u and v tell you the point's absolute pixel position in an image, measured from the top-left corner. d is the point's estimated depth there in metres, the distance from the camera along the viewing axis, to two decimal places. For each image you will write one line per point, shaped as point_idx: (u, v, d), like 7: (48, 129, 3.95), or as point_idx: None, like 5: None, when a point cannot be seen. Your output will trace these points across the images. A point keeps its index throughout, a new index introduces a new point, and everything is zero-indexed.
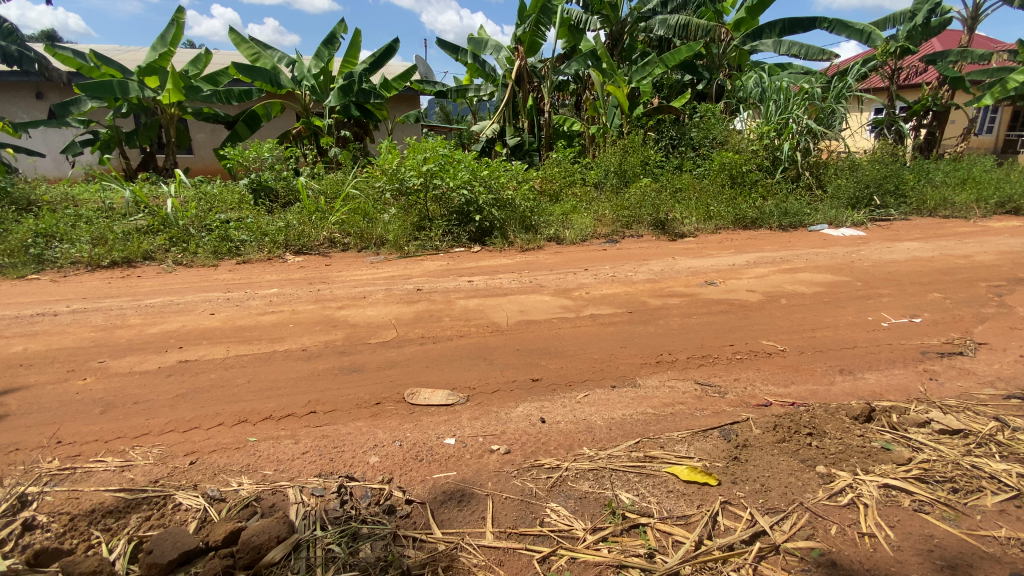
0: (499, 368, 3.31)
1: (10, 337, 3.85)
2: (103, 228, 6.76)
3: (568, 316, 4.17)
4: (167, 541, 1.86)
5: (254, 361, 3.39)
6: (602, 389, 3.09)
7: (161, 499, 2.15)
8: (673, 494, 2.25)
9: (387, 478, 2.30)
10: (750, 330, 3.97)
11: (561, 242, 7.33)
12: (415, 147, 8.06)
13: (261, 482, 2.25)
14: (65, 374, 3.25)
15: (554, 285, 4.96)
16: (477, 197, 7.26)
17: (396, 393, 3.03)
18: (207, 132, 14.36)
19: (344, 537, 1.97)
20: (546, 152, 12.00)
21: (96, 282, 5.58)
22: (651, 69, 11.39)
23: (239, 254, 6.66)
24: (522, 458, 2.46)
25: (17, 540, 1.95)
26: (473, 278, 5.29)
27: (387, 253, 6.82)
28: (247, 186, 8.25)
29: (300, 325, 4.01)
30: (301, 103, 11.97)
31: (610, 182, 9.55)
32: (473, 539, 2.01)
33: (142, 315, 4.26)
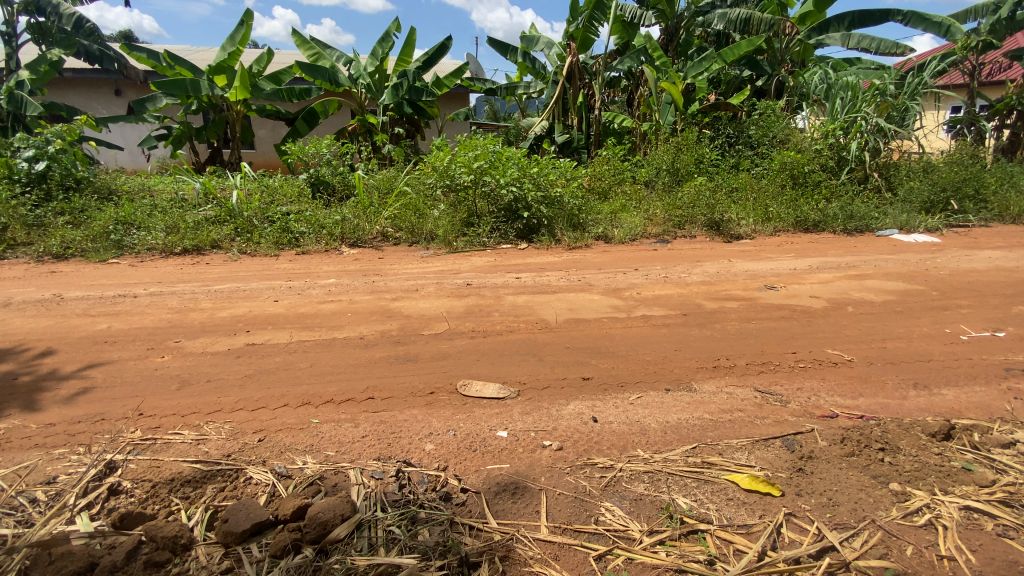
0: (550, 365, 3.31)
1: (96, 316, 4.18)
2: (176, 218, 7.21)
3: (620, 316, 4.11)
4: (241, 511, 1.97)
5: (315, 347, 3.54)
6: (656, 391, 3.03)
7: (234, 472, 2.28)
8: (733, 502, 2.18)
9: (443, 466, 2.35)
10: (813, 337, 3.79)
11: (610, 241, 7.24)
12: (466, 144, 8.15)
13: (325, 462, 2.35)
14: (145, 351, 3.50)
15: (604, 284, 4.90)
16: (526, 194, 7.25)
17: (449, 384, 3.08)
18: (269, 129, 15.07)
19: (404, 520, 2.03)
20: (595, 150, 11.85)
21: (170, 267, 5.97)
22: (708, 64, 11.03)
23: (298, 245, 6.96)
24: (575, 455, 2.45)
25: (104, 503, 2.11)
26: (521, 275, 5.30)
27: (437, 248, 6.95)
28: (306, 180, 8.59)
29: (358, 314, 4.15)
30: (357, 101, 12.35)
31: (661, 180, 9.31)
32: (528, 532, 2.02)
33: (212, 299, 4.53)
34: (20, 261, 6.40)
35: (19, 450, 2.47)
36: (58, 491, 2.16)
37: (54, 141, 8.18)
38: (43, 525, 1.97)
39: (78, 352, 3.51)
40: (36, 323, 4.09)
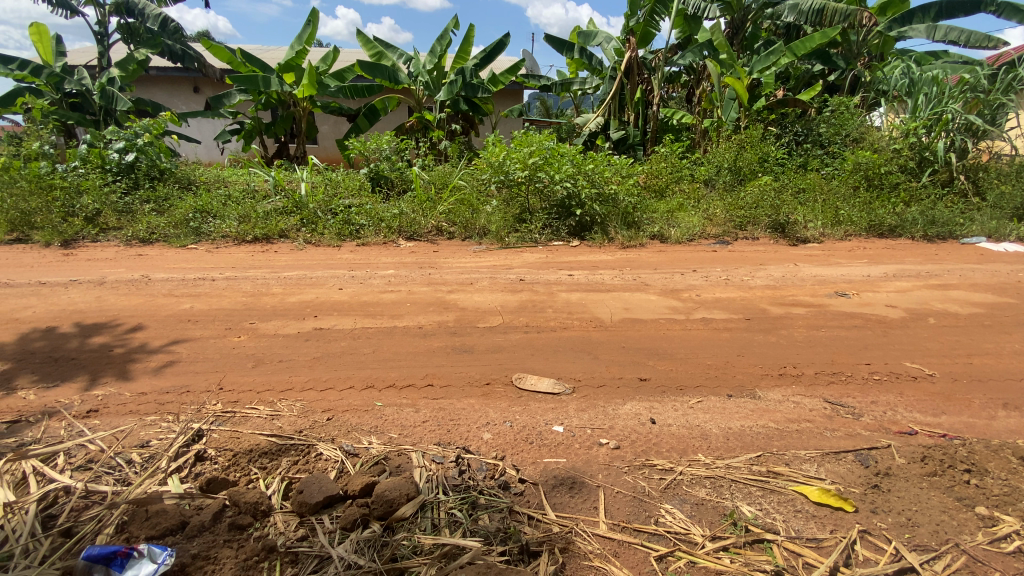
0: (605, 364, 3.27)
1: (180, 296, 4.52)
2: (248, 208, 7.65)
3: (678, 317, 4.01)
4: (314, 484, 2.09)
5: (377, 333, 3.69)
6: (717, 397, 2.95)
7: (306, 447, 2.41)
8: (801, 514, 2.10)
9: (501, 455, 2.39)
10: (889, 349, 3.56)
11: (666, 240, 7.08)
12: (521, 140, 8.15)
13: (388, 444, 2.45)
14: (224, 330, 3.76)
15: (660, 284, 4.80)
16: (580, 190, 7.18)
17: (506, 376, 3.13)
18: (331, 124, 15.74)
19: (465, 504, 2.08)
20: (652, 147, 11.58)
21: (243, 254, 6.36)
22: (777, 58, 10.51)
23: (358, 237, 7.22)
24: (633, 456, 2.42)
25: (192, 467, 2.29)
26: (574, 272, 5.27)
27: (489, 243, 7.03)
28: (366, 175, 8.89)
29: (416, 304, 4.28)
30: (415, 98, 12.65)
31: (722, 179, 8.99)
32: (587, 527, 2.02)
33: (282, 285, 4.79)
34: (111, 243, 7.01)
35: (116, 415, 2.72)
36: (151, 454, 2.36)
37: (142, 134, 8.87)
38: (139, 484, 2.16)
39: (165, 328, 3.82)
40: (127, 300, 4.46)
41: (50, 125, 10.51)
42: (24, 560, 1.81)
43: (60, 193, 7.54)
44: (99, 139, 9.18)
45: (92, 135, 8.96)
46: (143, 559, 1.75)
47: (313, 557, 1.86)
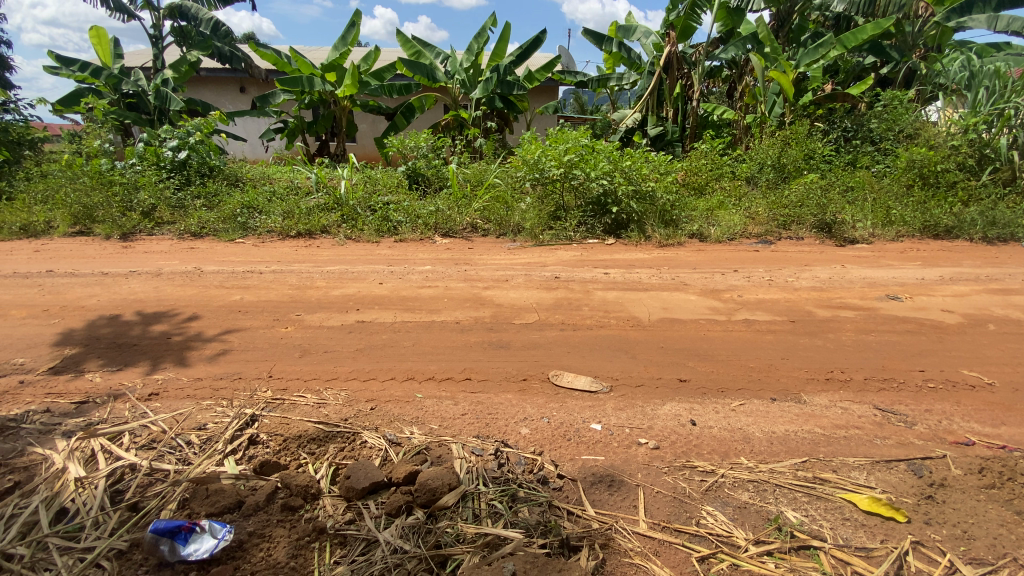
0: (643, 364, 3.25)
1: (231, 288, 4.74)
2: (292, 204, 7.89)
3: (718, 318, 3.94)
4: (361, 470, 2.18)
5: (416, 327, 3.77)
6: (760, 400, 2.89)
7: (351, 434, 2.50)
8: (850, 523, 2.04)
9: (539, 450, 2.42)
10: (945, 356, 3.39)
11: (705, 239, 6.94)
12: (557, 137, 8.13)
13: (430, 435, 2.51)
14: (272, 321, 3.92)
15: (700, 284, 4.71)
16: (616, 188, 7.12)
17: (542, 372, 3.15)
18: (369, 123, 16.10)
19: (505, 497, 2.12)
20: (691, 143, 11.34)
21: (287, 249, 6.60)
22: (826, 51, 10.08)
23: (396, 233, 7.37)
24: (673, 456, 2.41)
25: (246, 450, 2.40)
26: (611, 271, 5.23)
27: (523, 241, 7.05)
28: (404, 172, 9.07)
29: (454, 300, 4.35)
30: (452, 96, 12.78)
31: (765, 177, 8.75)
32: (627, 524, 2.02)
33: (326, 279, 4.95)
34: (166, 237, 7.41)
35: (175, 399, 2.88)
36: (208, 436, 2.49)
37: (194, 133, 9.29)
38: (198, 464, 2.29)
39: (218, 318, 4.01)
40: (183, 291, 4.71)
41: (110, 124, 11.12)
42: (95, 532, 1.95)
43: (120, 189, 7.99)
44: (154, 138, 9.66)
45: (148, 134, 9.44)
46: (205, 534, 1.90)
47: (361, 540, 1.94)
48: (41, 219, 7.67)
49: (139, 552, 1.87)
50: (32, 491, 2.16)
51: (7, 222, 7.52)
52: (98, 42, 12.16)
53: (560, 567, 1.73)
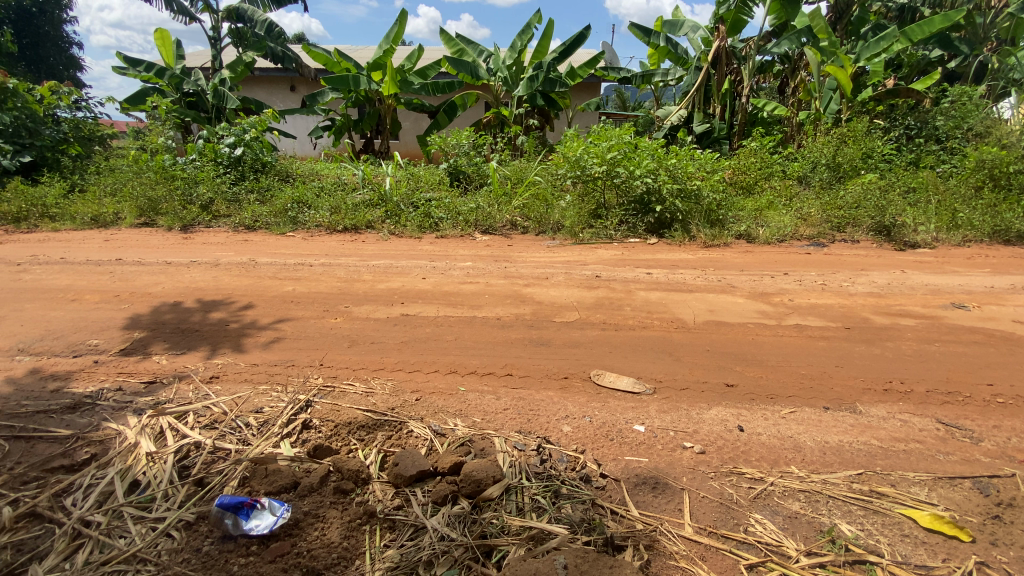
0: (688, 367, 3.19)
1: (283, 279, 4.95)
2: (339, 200, 8.13)
3: (768, 323, 3.82)
4: (408, 458, 2.25)
5: (458, 322, 3.84)
6: (813, 408, 2.79)
7: (398, 424, 2.59)
8: (909, 539, 1.95)
9: (581, 449, 2.43)
10: (1017, 369, 3.18)
11: (753, 241, 6.71)
12: (599, 134, 8.06)
13: (473, 428, 2.56)
14: (322, 312, 4.08)
15: (748, 287, 4.58)
16: (660, 186, 6.99)
17: (584, 371, 3.14)
18: (412, 120, 16.42)
19: (548, 492, 2.14)
20: (739, 140, 11.00)
21: (334, 243, 6.82)
22: (888, 44, 9.56)
23: (437, 230, 7.49)
24: (720, 461, 2.37)
25: (300, 434, 2.52)
26: (653, 271, 5.14)
27: (563, 239, 7.01)
28: (446, 170, 9.20)
29: (495, 296, 4.38)
30: (494, 94, 12.86)
31: (818, 177, 8.40)
32: (672, 527, 2.00)
33: (372, 273, 5.09)
34: (222, 229, 7.79)
35: (234, 382, 3.05)
36: (265, 419, 2.63)
37: (249, 130, 9.71)
38: (257, 444, 2.42)
39: (272, 307, 4.20)
40: (239, 281, 4.95)
41: (172, 121, 11.78)
42: (165, 504, 2.10)
43: (181, 183, 8.46)
44: (213, 135, 10.16)
45: (208, 131, 9.93)
46: (265, 511, 2.00)
47: (409, 526, 2.00)
48: (110, 210, 8.21)
49: (205, 524, 1.99)
50: (108, 462, 2.34)
51: (80, 213, 8.09)
52: (163, 44, 12.88)
53: (608, 563, 1.72)
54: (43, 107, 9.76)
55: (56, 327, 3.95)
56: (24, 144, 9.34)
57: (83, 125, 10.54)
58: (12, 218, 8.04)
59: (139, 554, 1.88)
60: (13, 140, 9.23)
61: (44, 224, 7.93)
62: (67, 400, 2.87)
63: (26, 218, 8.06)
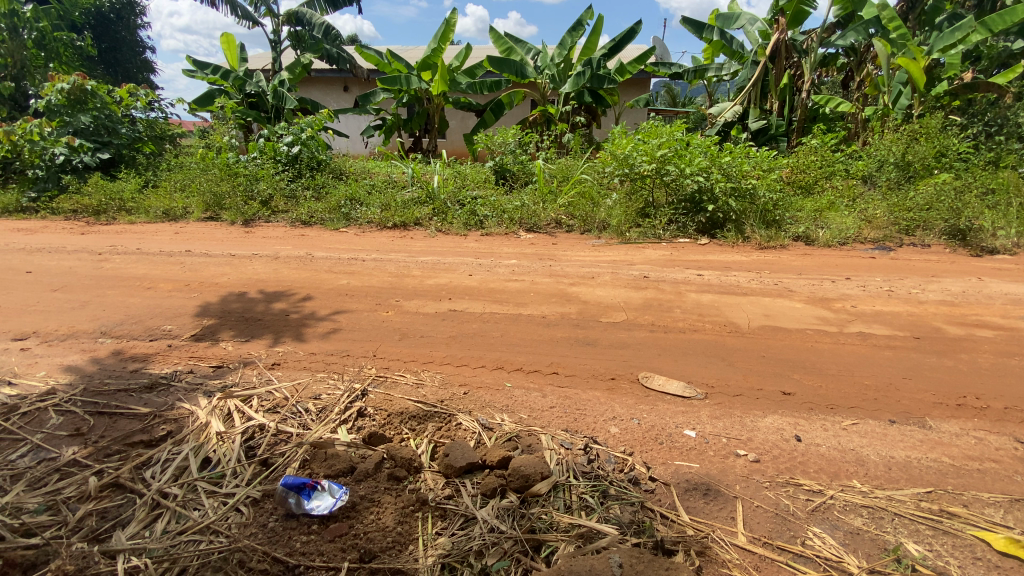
0: (742, 373, 3.09)
1: (337, 273, 5.15)
2: (389, 197, 8.36)
3: (828, 330, 3.65)
4: (458, 449, 2.32)
5: (505, 319, 3.88)
6: (877, 421, 2.65)
7: (447, 416, 2.66)
8: (981, 563, 1.84)
9: (630, 451, 2.41)
10: None
11: (813, 243, 6.42)
12: (649, 132, 7.93)
13: (520, 424, 2.60)
14: (374, 305, 4.22)
15: (807, 291, 4.39)
16: (713, 185, 6.79)
17: (632, 373, 3.11)
18: (459, 119, 16.68)
19: (596, 491, 2.15)
20: (798, 137, 10.52)
21: (384, 239, 7.04)
22: (967, 34, 8.92)
23: (482, 227, 7.58)
24: (775, 471, 2.30)
25: (356, 421, 2.64)
26: (704, 272, 5.01)
27: (608, 238, 6.92)
28: (492, 168, 9.28)
29: (541, 294, 4.40)
30: (541, 92, 12.84)
31: (885, 176, 7.96)
32: (725, 535, 1.96)
33: (420, 269, 5.21)
34: (281, 224, 8.19)
35: (293, 369, 3.22)
36: (323, 405, 2.76)
37: (306, 129, 10.11)
38: (316, 429, 2.55)
39: (328, 300, 4.38)
40: (298, 273, 5.19)
41: (236, 121, 12.44)
42: (234, 480, 2.25)
43: (244, 179, 8.93)
44: (272, 134, 10.63)
45: (267, 130, 10.41)
46: (325, 493, 2.12)
47: (460, 516, 2.06)
48: (180, 205, 8.77)
49: (270, 501, 2.12)
50: (182, 439, 2.53)
51: (153, 207, 8.69)
52: (228, 47, 13.61)
53: (664, 565, 1.70)
54: (121, 108, 10.52)
55: (135, 313, 4.28)
56: (104, 143, 10.13)
57: (156, 125, 11.30)
58: (93, 211, 8.75)
59: (212, 525, 2.02)
60: (95, 138, 10.02)
61: (122, 217, 8.58)
62: (145, 380, 3.11)
63: (105, 212, 8.74)
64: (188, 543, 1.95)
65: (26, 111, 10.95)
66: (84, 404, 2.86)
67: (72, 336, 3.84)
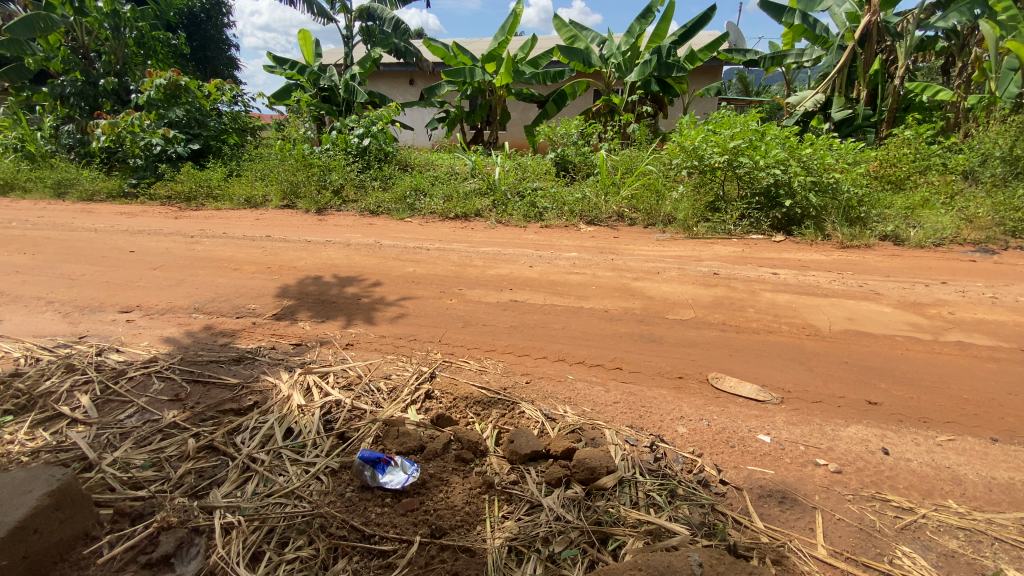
0: (822, 378, 2.92)
1: (404, 260, 5.33)
2: (451, 189, 8.52)
3: (921, 337, 3.36)
4: (523, 437, 2.35)
5: (567, 311, 3.87)
6: (976, 438, 2.43)
7: (510, 404, 2.70)
8: None
9: (698, 452, 2.35)
10: None
11: (902, 243, 5.92)
12: (721, 121, 7.55)
13: (583, 417, 2.60)
14: (438, 293, 4.33)
15: (896, 295, 4.06)
16: (791, 178, 6.38)
17: (700, 372, 3.01)
18: (521, 110, 16.70)
19: (663, 490, 2.11)
20: (889, 128, 9.68)
21: (446, 229, 7.19)
22: None
23: (542, 219, 7.57)
24: (859, 484, 2.16)
25: (424, 402, 2.74)
26: (779, 271, 4.75)
27: (674, 232, 6.72)
28: (553, 159, 9.24)
29: (603, 288, 4.34)
30: (606, 81, 12.55)
31: (991, 172, 7.20)
32: (803, 546, 1.87)
33: (482, 259, 5.29)
34: (351, 213, 8.57)
35: (365, 350, 3.38)
36: (393, 385, 2.88)
37: (376, 121, 10.48)
38: (387, 407, 2.68)
39: (396, 286, 4.55)
40: (367, 260, 5.43)
41: (310, 115, 13.10)
42: (315, 451, 2.40)
43: (318, 170, 9.40)
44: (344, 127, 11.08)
45: (339, 123, 10.85)
46: (397, 468, 2.22)
47: (525, 501, 2.09)
48: (260, 193, 9.36)
49: (347, 473, 2.25)
50: (268, 409, 2.73)
51: (237, 195, 9.34)
52: (305, 43, 14.31)
53: (747, 568, 1.64)
54: (209, 102, 11.38)
55: (223, 291, 4.64)
56: (194, 134, 10.97)
57: (239, 117, 12.11)
58: (185, 197, 9.55)
59: (296, 491, 2.17)
60: (186, 130, 10.88)
61: (210, 203, 9.29)
62: (233, 354, 3.37)
63: (195, 198, 9.51)
64: (275, 505, 2.11)
65: (129, 104, 12.02)
66: (181, 373, 3.14)
67: (171, 311, 4.23)
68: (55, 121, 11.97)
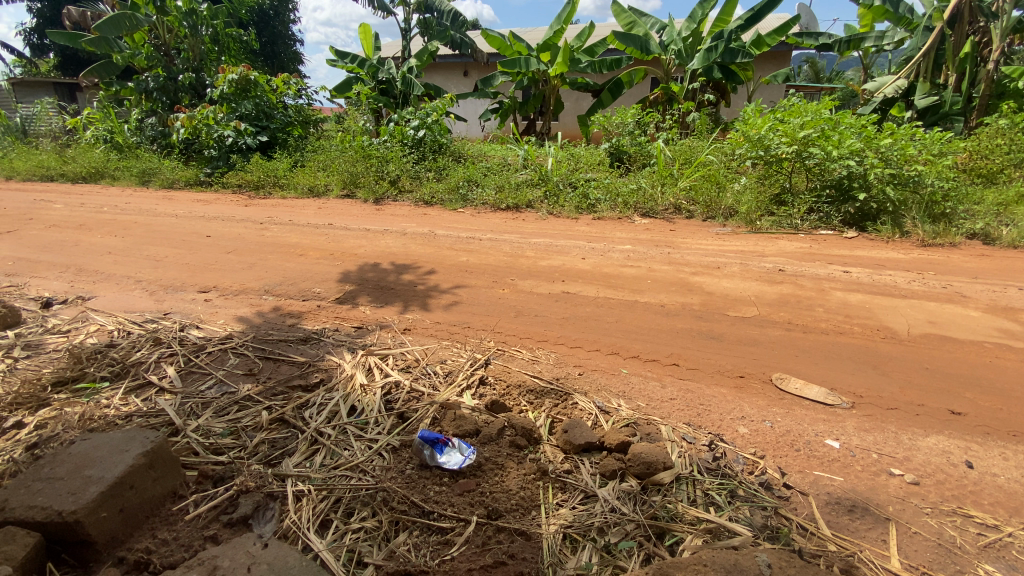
0: (899, 385, 2.74)
1: (457, 250, 5.43)
2: (503, 180, 8.55)
3: (1014, 345, 3.08)
4: (577, 428, 2.37)
5: (621, 305, 3.82)
6: None
7: (564, 395, 2.72)
8: None
9: (761, 454, 2.28)
10: None
11: (992, 242, 5.42)
12: (790, 109, 7.08)
13: (638, 411, 2.57)
14: (492, 282, 4.39)
15: (986, 299, 3.72)
16: (868, 170, 5.95)
17: (763, 372, 2.91)
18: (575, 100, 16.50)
19: (722, 490, 2.07)
20: (980, 117, 8.84)
21: (498, 220, 7.26)
22: None
23: (595, 211, 7.48)
24: (939, 498, 2.03)
25: (479, 388, 2.80)
26: (850, 269, 4.47)
27: (735, 226, 6.46)
28: (608, 150, 9.08)
29: (659, 283, 4.24)
30: (664, 69, 12.14)
31: None
32: (875, 557, 1.78)
33: (535, 250, 5.29)
34: (406, 203, 8.79)
35: (422, 335, 3.48)
36: (449, 370, 2.97)
37: (431, 113, 10.65)
38: (444, 391, 2.76)
39: (450, 274, 4.65)
40: (423, 249, 5.56)
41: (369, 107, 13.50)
42: (376, 428, 2.51)
43: (376, 161, 9.67)
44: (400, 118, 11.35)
45: (396, 115, 11.11)
46: (454, 450, 2.29)
47: (580, 491, 2.11)
48: (323, 182, 9.75)
49: (407, 451, 2.34)
50: (333, 387, 2.88)
51: (301, 184, 9.79)
52: (366, 37, 14.70)
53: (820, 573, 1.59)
54: (276, 95, 11.98)
55: (289, 275, 4.90)
56: (263, 126, 11.59)
57: (303, 110, 12.64)
58: (253, 185, 10.10)
59: (360, 465, 2.29)
60: (256, 122, 11.50)
61: (276, 192, 9.81)
62: (300, 334, 3.57)
63: (263, 186, 10.05)
64: (341, 477, 2.23)
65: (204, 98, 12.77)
66: (254, 350, 3.36)
67: (244, 292, 4.52)
68: (140, 114, 12.94)
